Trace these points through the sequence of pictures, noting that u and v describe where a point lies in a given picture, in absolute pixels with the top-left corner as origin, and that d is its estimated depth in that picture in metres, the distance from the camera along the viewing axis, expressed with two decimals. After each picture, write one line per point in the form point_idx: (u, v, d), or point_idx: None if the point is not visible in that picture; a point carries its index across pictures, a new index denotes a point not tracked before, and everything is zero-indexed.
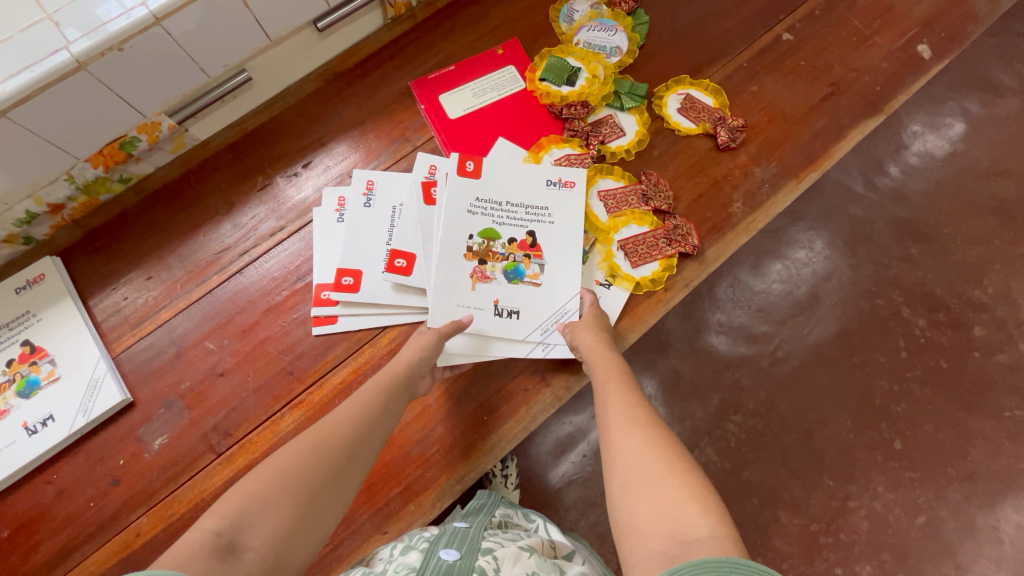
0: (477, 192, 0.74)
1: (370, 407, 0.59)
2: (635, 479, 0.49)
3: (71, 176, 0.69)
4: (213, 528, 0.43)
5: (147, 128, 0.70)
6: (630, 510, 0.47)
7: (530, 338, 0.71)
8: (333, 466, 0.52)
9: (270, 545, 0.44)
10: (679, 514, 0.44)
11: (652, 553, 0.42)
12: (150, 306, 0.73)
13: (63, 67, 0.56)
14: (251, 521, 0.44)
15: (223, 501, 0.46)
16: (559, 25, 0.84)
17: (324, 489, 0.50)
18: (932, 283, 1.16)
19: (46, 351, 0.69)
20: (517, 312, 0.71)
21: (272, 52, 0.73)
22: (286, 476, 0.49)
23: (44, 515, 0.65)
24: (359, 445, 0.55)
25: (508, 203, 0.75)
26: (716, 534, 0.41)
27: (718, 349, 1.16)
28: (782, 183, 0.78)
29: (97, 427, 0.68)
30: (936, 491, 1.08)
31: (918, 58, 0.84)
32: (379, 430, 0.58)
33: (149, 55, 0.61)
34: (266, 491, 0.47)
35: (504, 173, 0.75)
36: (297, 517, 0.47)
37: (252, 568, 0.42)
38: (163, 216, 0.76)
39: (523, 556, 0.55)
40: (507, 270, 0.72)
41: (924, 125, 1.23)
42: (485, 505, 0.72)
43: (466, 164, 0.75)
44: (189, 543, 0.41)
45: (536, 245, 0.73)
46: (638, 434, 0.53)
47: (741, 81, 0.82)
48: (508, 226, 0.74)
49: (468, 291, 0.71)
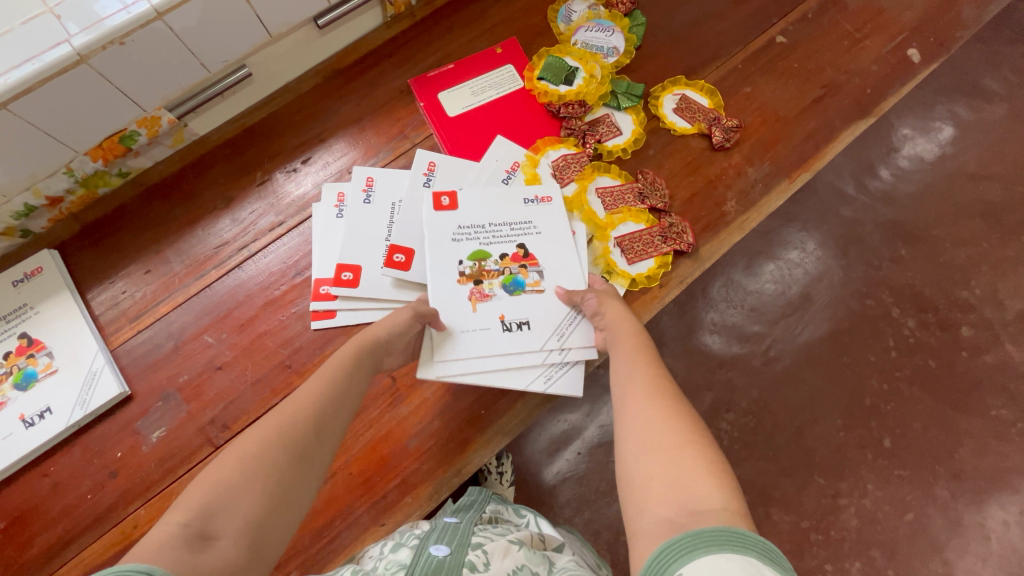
0: (458, 221, 0.73)
1: (336, 378, 0.55)
2: (651, 445, 0.48)
3: (70, 169, 0.69)
4: (183, 520, 0.40)
5: (146, 122, 0.70)
6: (641, 476, 0.46)
7: (548, 346, 0.70)
8: (302, 444, 0.49)
9: (243, 531, 0.42)
10: (693, 484, 0.43)
11: (658, 520, 0.42)
12: (147, 300, 0.73)
13: (63, 61, 0.56)
14: (219, 510, 0.42)
15: (187, 491, 0.43)
16: (557, 25, 0.86)
17: (295, 469, 0.47)
18: (921, 284, 1.18)
19: (44, 344, 0.69)
20: (526, 322, 0.70)
21: (274, 48, 0.74)
22: (253, 458, 0.46)
23: (41, 506, 0.65)
24: (328, 418, 0.52)
25: (491, 224, 0.74)
26: (728, 507, 0.41)
27: (712, 348, 1.17)
28: (775, 182, 0.79)
29: (95, 420, 0.68)
30: (924, 489, 1.10)
31: (907, 62, 0.85)
32: (346, 401, 0.55)
33: (149, 49, 0.61)
34: (233, 478, 0.44)
35: (479, 199, 0.75)
36: (269, 500, 0.44)
37: (226, 555, 0.40)
38: (162, 210, 0.77)
39: (513, 549, 0.56)
40: (506, 283, 0.71)
41: (914, 129, 1.26)
42: (475, 502, 0.71)
43: (440, 199, 0.74)
44: (156, 537, 0.39)
45: (529, 255, 0.73)
46: (658, 403, 0.52)
47: (735, 83, 0.83)
48: (497, 244, 0.73)
49: (470, 314, 0.69)
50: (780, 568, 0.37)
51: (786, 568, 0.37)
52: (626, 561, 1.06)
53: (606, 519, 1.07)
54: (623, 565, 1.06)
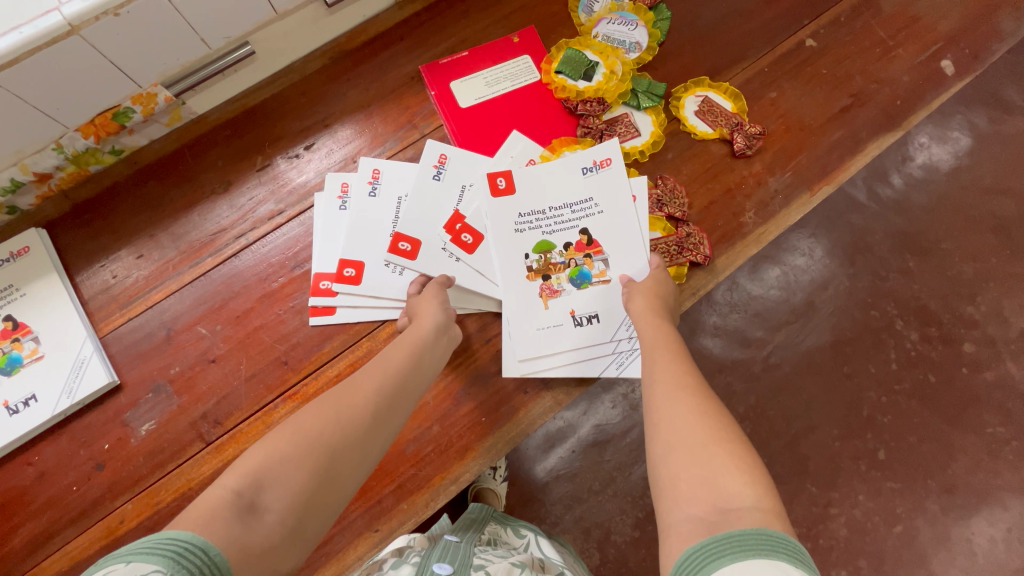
0: (518, 207, 0.73)
1: (400, 367, 0.57)
2: (679, 443, 0.48)
3: (60, 145, 0.65)
4: (234, 488, 0.43)
5: (142, 99, 0.66)
6: (669, 472, 0.46)
7: (617, 337, 0.70)
8: (355, 428, 0.50)
9: (289, 508, 0.44)
10: (722, 483, 0.43)
11: (688, 518, 0.42)
12: (140, 286, 0.70)
13: (53, 31, 0.52)
14: (270, 483, 0.44)
15: (245, 457, 0.46)
16: (578, 15, 0.81)
17: (350, 449, 0.49)
18: (927, 297, 1.16)
19: (30, 328, 0.67)
20: (595, 316, 0.71)
21: (278, 26, 0.70)
22: (308, 437, 0.48)
23: (25, 496, 0.64)
24: (386, 405, 0.54)
25: (551, 209, 0.73)
26: (760, 507, 0.41)
27: (712, 352, 1.16)
28: (796, 194, 0.77)
29: (82, 409, 0.66)
30: (914, 502, 1.10)
31: (940, 74, 0.82)
32: (407, 394, 0.56)
33: (147, 23, 0.57)
34: (287, 451, 0.46)
35: (537, 179, 0.74)
36: (316, 479, 0.46)
37: (271, 531, 0.42)
38: (157, 191, 0.73)
39: (515, 572, 0.57)
40: (572, 276, 0.71)
41: (931, 138, 1.23)
42: (475, 522, 0.74)
43: (497, 181, 0.73)
44: (208, 504, 0.41)
45: (593, 242, 0.72)
46: (685, 399, 0.52)
47: (760, 87, 0.80)
48: (559, 233, 0.73)
49: (542, 311, 0.70)
50: (808, 570, 0.37)
51: (814, 570, 0.38)
52: (615, 561, 1.06)
53: (597, 518, 1.07)
54: (612, 564, 1.06)
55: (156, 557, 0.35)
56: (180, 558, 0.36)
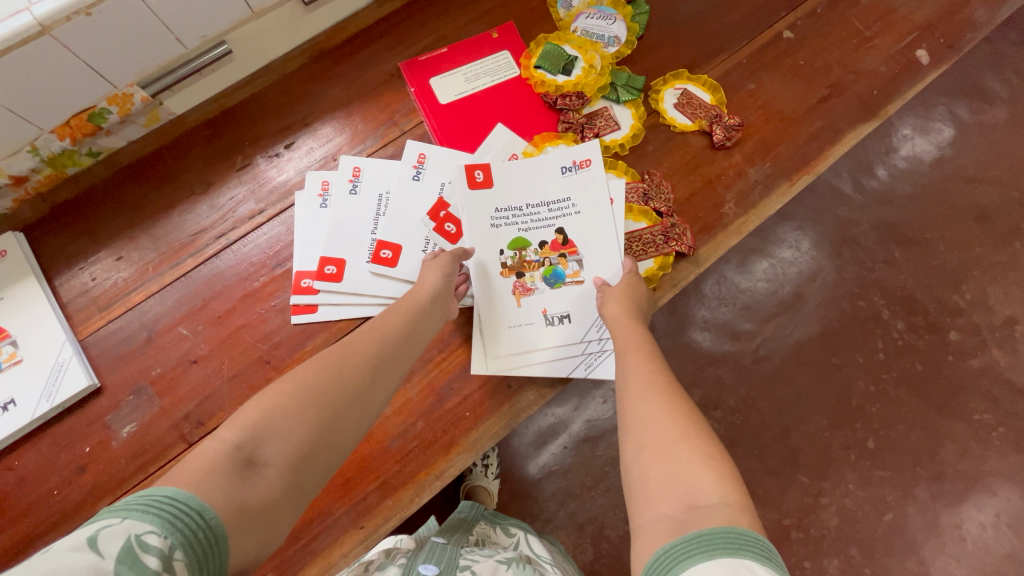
0: (495, 202, 0.73)
1: (397, 331, 0.59)
2: (649, 443, 0.48)
3: (35, 147, 0.65)
4: (234, 442, 0.44)
5: (118, 99, 0.66)
6: (641, 472, 0.47)
7: (587, 337, 0.70)
8: (353, 386, 0.52)
9: (289, 462, 0.45)
10: (691, 479, 0.44)
11: (659, 517, 0.42)
12: (119, 288, 0.70)
13: (24, 31, 0.52)
14: (270, 437, 0.45)
15: (243, 412, 0.47)
16: (557, 10, 0.82)
17: (349, 408, 0.50)
18: (913, 287, 1.17)
19: (7, 332, 0.66)
20: (566, 316, 0.71)
21: (255, 24, 0.70)
22: (308, 393, 0.49)
23: (5, 501, 0.63)
24: (385, 364, 0.55)
25: (528, 206, 0.73)
26: (728, 502, 0.41)
27: (702, 345, 1.16)
28: (776, 184, 0.77)
29: (63, 413, 0.66)
30: (904, 490, 1.11)
31: (916, 64, 0.83)
32: (404, 354, 0.58)
33: (120, 23, 0.57)
34: (288, 405, 0.47)
35: (515, 175, 0.74)
36: (316, 435, 0.47)
37: (270, 484, 0.43)
38: (136, 193, 0.73)
39: (500, 569, 0.58)
40: (547, 275, 0.71)
41: (914, 129, 1.24)
42: (464, 522, 0.73)
43: (475, 174, 0.73)
44: (209, 455, 0.42)
45: (568, 242, 0.72)
46: (657, 400, 0.53)
47: (739, 78, 0.81)
48: (535, 231, 0.73)
49: (513, 308, 0.71)
50: (776, 567, 0.37)
51: (782, 568, 0.38)
52: (609, 556, 1.06)
53: (590, 512, 1.08)
54: (605, 559, 1.06)
55: (151, 516, 0.35)
56: (177, 520, 0.35)
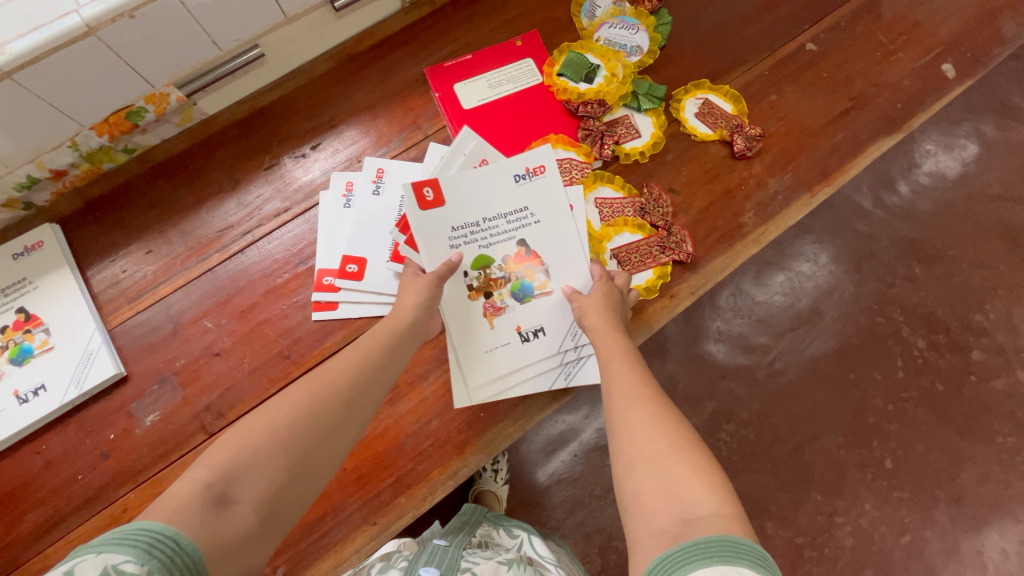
0: (450, 221, 0.69)
1: (372, 357, 0.57)
2: (640, 457, 0.48)
3: (75, 143, 0.68)
4: (206, 480, 0.43)
5: (155, 98, 0.68)
6: (634, 488, 0.46)
7: (564, 347, 0.70)
8: (326, 420, 0.51)
9: (263, 498, 0.45)
10: (684, 492, 0.44)
11: (653, 531, 0.42)
12: (148, 281, 0.72)
13: (72, 31, 0.55)
14: (243, 474, 0.45)
15: (212, 450, 0.47)
16: (580, 20, 0.83)
17: (324, 439, 0.50)
18: (934, 304, 1.15)
19: (41, 320, 0.69)
20: (540, 330, 0.70)
21: (288, 29, 0.72)
22: (279, 430, 0.48)
23: (30, 484, 0.65)
24: (360, 394, 0.54)
25: (485, 220, 0.70)
26: (721, 513, 0.42)
27: (716, 357, 1.15)
28: (796, 195, 0.77)
29: (90, 399, 0.68)
30: (923, 512, 1.08)
31: (942, 77, 0.82)
32: (381, 381, 0.57)
33: (161, 26, 0.60)
34: (258, 443, 0.47)
35: (465, 188, 0.69)
36: (289, 471, 0.47)
37: (243, 521, 0.43)
38: (167, 189, 0.75)
39: (501, 570, 0.59)
40: (514, 290, 0.70)
41: (938, 145, 1.22)
42: (467, 523, 0.74)
43: (425, 193, 0.68)
44: (181, 493, 0.42)
45: (532, 253, 0.70)
46: (643, 410, 0.52)
47: (761, 90, 0.81)
48: (497, 245, 0.70)
49: (488, 332, 0.69)
50: (771, 574, 0.38)
51: (776, 574, 0.38)
52: (617, 567, 1.05)
53: (598, 522, 1.07)
54: (613, 570, 1.05)
55: (127, 548, 0.36)
56: (152, 548, 0.37)
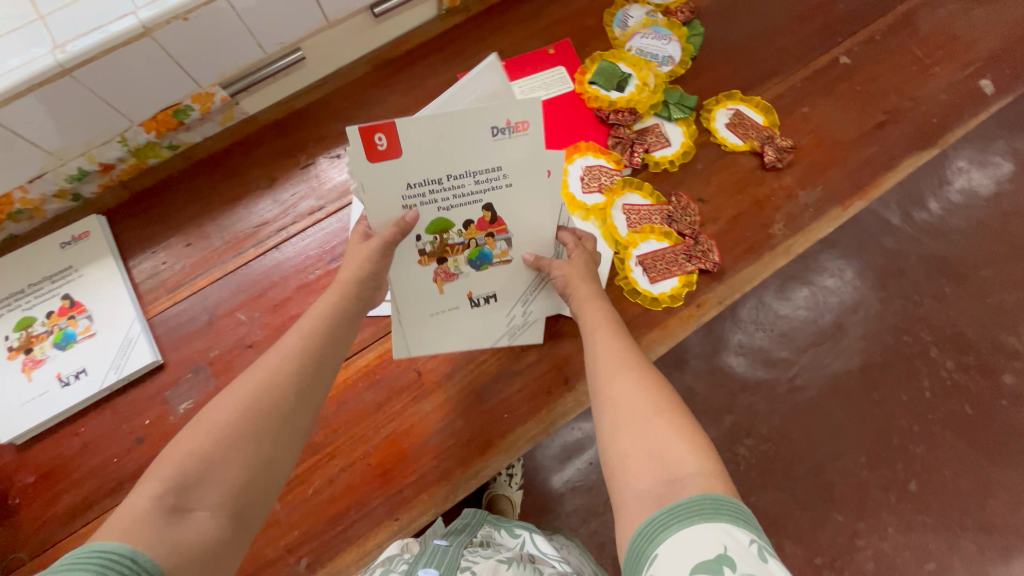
0: (404, 176, 0.56)
1: (321, 337, 0.55)
2: (625, 422, 0.49)
3: (124, 138, 0.71)
4: (156, 495, 0.43)
5: (201, 98, 0.71)
6: (619, 452, 0.48)
7: (512, 311, 0.69)
8: (279, 414, 0.50)
9: (223, 502, 0.45)
10: (668, 454, 0.45)
11: (638, 495, 0.44)
12: (186, 273, 0.74)
13: (129, 32, 0.58)
14: (197, 483, 0.44)
15: (159, 463, 0.45)
16: (613, 29, 0.84)
17: (275, 438, 0.49)
18: (964, 325, 1.13)
19: (85, 307, 0.71)
20: (493, 295, 0.68)
21: (328, 33, 0.74)
22: (226, 433, 0.47)
23: (67, 465, 0.67)
24: (311, 378, 0.53)
25: (449, 178, 0.57)
26: (703, 471, 0.44)
27: (736, 370, 1.14)
28: (827, 208, 0.76)
29: (128, 385, 0.70)
30: (949, 539, 1.05)
31: (979, 93, 0.81)
32: (331, 362, 0.56)
33: (210, 29, 0.62)
34: (207, 450, 0.46)
35: (427, 139, 0.54)
36: (248, 471, 0.47)
37: (202, 528, 0.43)
38: (207, 185, 0.78)
39: (501, 569, 0.59)
40: (472, 258, 0.64)
41: (970, 162, 1.20)
42: (467, 526, 0.73)
43: (374, 139, 0.53)
44: (131, 513, 0.41)
45: (497, 220, 0.61)
46: (628, 377, 0.53)
47: (792, 102, 0.81)
48: (459, 209, 0.60)
49: (437, 295, 0.66)
50: (749, 526, 0.40)
51: (755, 526, 0.40)
52: None
53: (612, 532, 1.06)
54: None
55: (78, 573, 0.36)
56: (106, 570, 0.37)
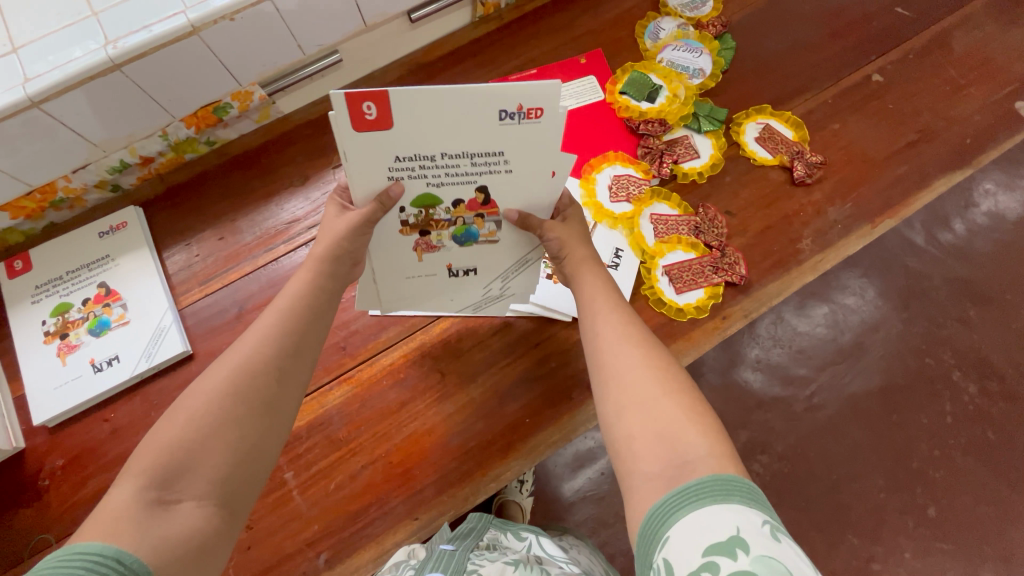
0: (394, 149, 0.52)
1: (299, 317, 0.55)
2: (631, 402, 0.49)
3: (165, 133, 0.73)
4: (139, 487, 0.44)
5: (240, 96, 0.73)
6: (625, 433, 0.48)
7: (490, 285, 0.66)
8: (259, 400, 0.50)
9: (209, 491, 0.46)
10: (676, 435, 0.46)
11: (647, 476, 0.45)
12: (218, 266, 0.76)
13: (178, 31, 0.60)
14: (178, 473, 0.45)
15: (138, 456, 0.46)
16: (644, 41, 0.85)
17: (257, 425, 0.49)
18: (988, 349, 1.11)
19: (120, 295, 0.73)
20: (472, 270, 0.64)
21: (365, 37, 0.76)
22: (203, 424, 0.47)
23: (95, 450, 0.68)
24: (291, 359, 0.53)
25: (444, 157, 0.53)
26: (713, 453, 0.44)
27: (752, 386, 1.13)
28: (856, 225, 0.76)
29: (157, 373, 0.71)
30: (967, 568, 1.02)
31: (1014, 115, 0.80)
32: (309, 343, 0.55)
33: (255, 30, 0.64)
34: (186, 440, 0.46)
35: (423, 113, 0.49)
36: (234, 459, 0.47)
37: (188, 517, 0.44)
38: (240, 180, 0.79)
39: (508, 570, 0.61)
40: (457, 235, 0.60)
41: (997, 184, 1.19)
42: (473, 531, 0.71)
43: (363, 106, 0.47)
44: (115, 508, 0.42)
45: (489, 202, 0.58)
46: (631, 350, 0.53)
47: (823, 118, 0.81)
48: (450, 188, 0.56)
49: (415, 263, 0.62)
50: (760, 506, 0.41)
51: (765, 505, 0.41)
52: None
53: (622, 543, 1.05)
54: None
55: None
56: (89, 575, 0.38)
